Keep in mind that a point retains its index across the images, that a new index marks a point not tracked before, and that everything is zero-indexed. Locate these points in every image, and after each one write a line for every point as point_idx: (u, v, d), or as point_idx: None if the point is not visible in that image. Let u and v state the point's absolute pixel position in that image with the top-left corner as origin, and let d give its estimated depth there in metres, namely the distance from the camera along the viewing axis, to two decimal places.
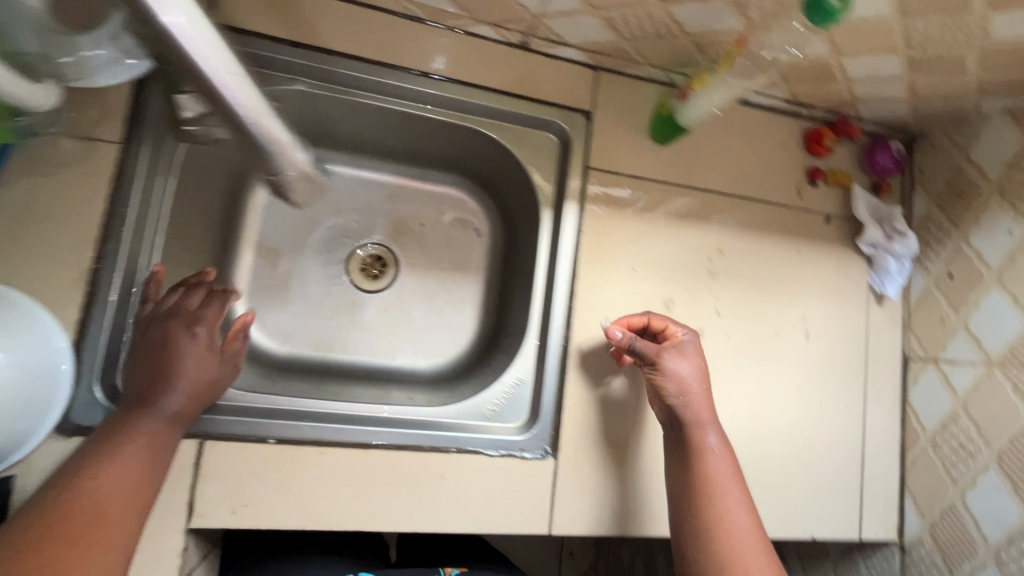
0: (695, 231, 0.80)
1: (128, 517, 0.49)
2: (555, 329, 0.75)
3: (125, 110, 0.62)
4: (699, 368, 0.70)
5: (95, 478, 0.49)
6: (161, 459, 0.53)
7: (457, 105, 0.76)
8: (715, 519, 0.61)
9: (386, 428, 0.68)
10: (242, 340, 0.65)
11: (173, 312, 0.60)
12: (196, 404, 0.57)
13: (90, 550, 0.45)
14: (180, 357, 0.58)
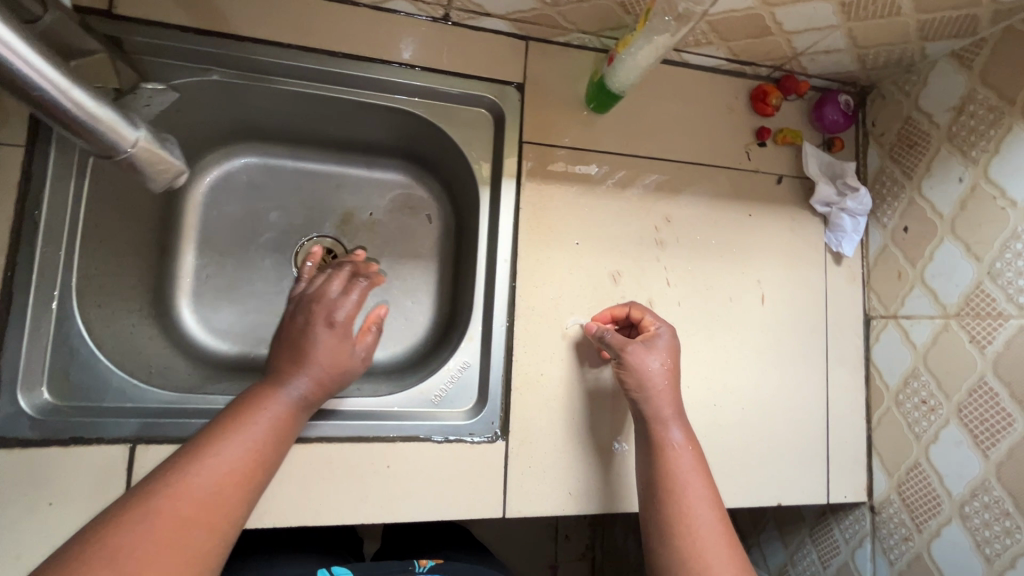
0: (640, 200, 0.78)
1: (237, 502, 0.48)
2: (499, 310, 0.72)
3: (27, 113, 0.61)
4: (666, 365, 0.66)
5: (223, 456, 0.49)
6: (280, 444, 0.54)
7: (382, 87, 0.74)
8: (678, 514, 0.57)
9: (327, 421, 0.66)
10: (375, 333, 0.65)
11: (317, 299, 0.63)
12: (325, 391, 0.59)
13: (203, 530, 0.45)
14: (312, 344, 0.59)
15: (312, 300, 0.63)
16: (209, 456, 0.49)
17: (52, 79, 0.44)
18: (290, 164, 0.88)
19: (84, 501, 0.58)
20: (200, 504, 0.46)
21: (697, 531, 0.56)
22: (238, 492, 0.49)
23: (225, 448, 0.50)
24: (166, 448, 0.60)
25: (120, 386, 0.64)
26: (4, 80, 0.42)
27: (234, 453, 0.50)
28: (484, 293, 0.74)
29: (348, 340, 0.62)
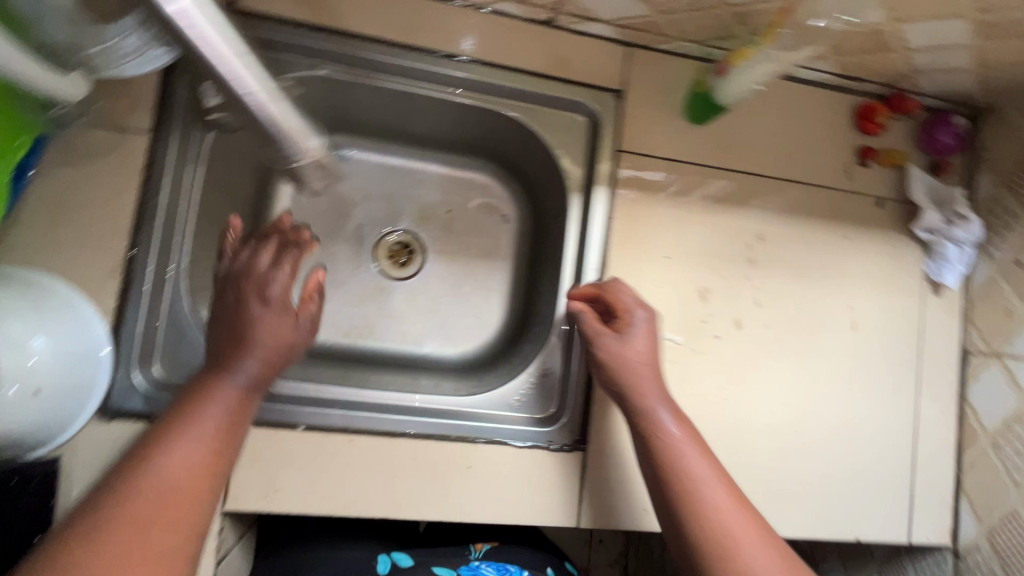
0: (734, 216, 0.76)
1: (202, 489, 0.51)
2: (584, 320, 0.72)
3: (154, 99, 0.63)
4: (648, 338, 0.65)
5: (165, 455, 0.51)
6: (233, 432, 0.55)
7: (483, 88, 0.73)
8: (695, 507, 0.56)
9: (413, 416, 0.69)
10: (316, 302, 0.66)
11: (247, 272, 0.63)
12: (275, 368, 0.59)
13: (159, 527, 0.47)
14: (250, 322, 0.59)
15: (240, 276, 0.63)
16: (155, 455, 0.50)
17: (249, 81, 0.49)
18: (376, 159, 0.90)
19: None
20: (158, 501, 0.48)
21: (717, 519, 0.55)
22: (202, 485, 0.51)
23: (181, 446, 0.51)
24: (266, 432, 0.63)
25: None
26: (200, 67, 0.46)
27: (192, 437, 0.52)
28: (570, 302, 0.74)
29: (290, 313, 0.62)
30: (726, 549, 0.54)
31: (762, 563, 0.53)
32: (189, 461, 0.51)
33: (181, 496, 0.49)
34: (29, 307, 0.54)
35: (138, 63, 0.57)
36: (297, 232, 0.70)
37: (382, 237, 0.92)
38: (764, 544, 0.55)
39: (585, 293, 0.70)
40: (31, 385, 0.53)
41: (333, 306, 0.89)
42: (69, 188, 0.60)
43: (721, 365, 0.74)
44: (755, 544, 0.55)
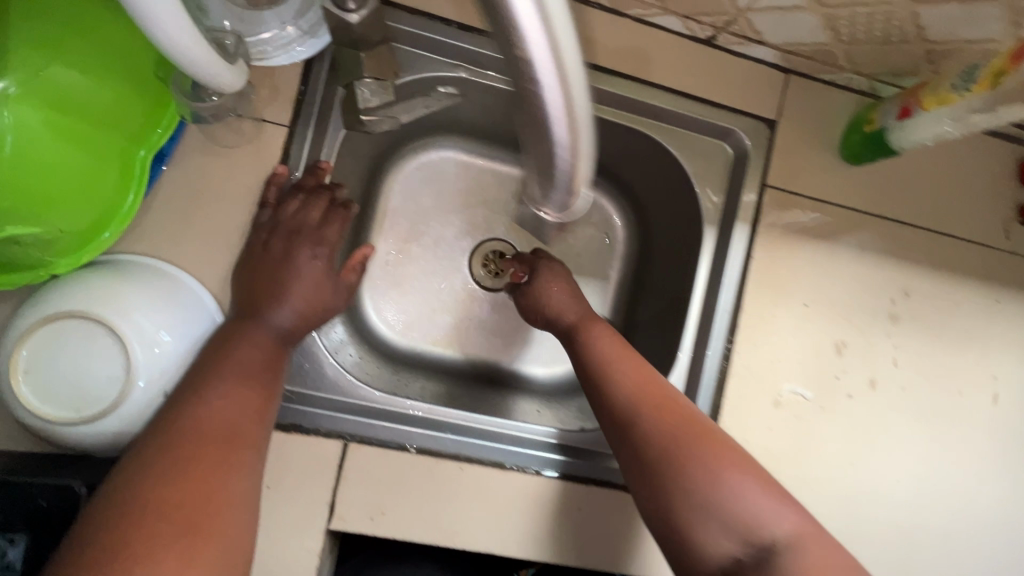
0: (880, 267, 0.70)
1: (253, 431, 0.49)
2: (710, 363, 0.67)
3: (294, 92, 0.58)
4: (569, 290, 0.74)
5: (211, 402, 0.48)
6: (273, 371, 0.52)
7: (633, 105, 0.68)
8: (639, 414, 0.61)
9: (520, 447, 0.66)
10: (359, 274, 0.61)
11: (298, 228, 0.57)
12: (308, 319, 0.56)
13: (231, 475, 0.45)
14: (293, 277, 0.55)
15: (289, 232, 0.56)
16: (204, 398, 0.48)
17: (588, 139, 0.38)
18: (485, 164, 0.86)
19: (298, 490, 0.58)
20: (217, 442, 0.46)
21: (645, 418, 0.60)
22: (254, 425, 0.49)
23: (222, 387, 0.49)
24: (378, 451, 0.61)
25: (334, 378, 0.63)
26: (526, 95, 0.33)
27: (227, 386, 0.49)
28: (693, 341, 0.70)
29: (334, 277, 0.58)
30: (670, 446, 0.58)
31: (706, 454, 0.57)
32: (237, 401, 0.49)
33: (225, 432, 0.47)
34: (154, 294, 0.51)
35: (288, 48, 0.57)
36: (340, 189, 0.63)
37: (478, 245, 0.87)
38: (712, 438, 0.58)
39: (512, 266, 0.83)
40: (160, 382, 0.51)
41: (424, 312, 0.84)
42: (200, 178, 0.56)
43: (850, 427, 0.69)
44: (697, 438, 0.58)
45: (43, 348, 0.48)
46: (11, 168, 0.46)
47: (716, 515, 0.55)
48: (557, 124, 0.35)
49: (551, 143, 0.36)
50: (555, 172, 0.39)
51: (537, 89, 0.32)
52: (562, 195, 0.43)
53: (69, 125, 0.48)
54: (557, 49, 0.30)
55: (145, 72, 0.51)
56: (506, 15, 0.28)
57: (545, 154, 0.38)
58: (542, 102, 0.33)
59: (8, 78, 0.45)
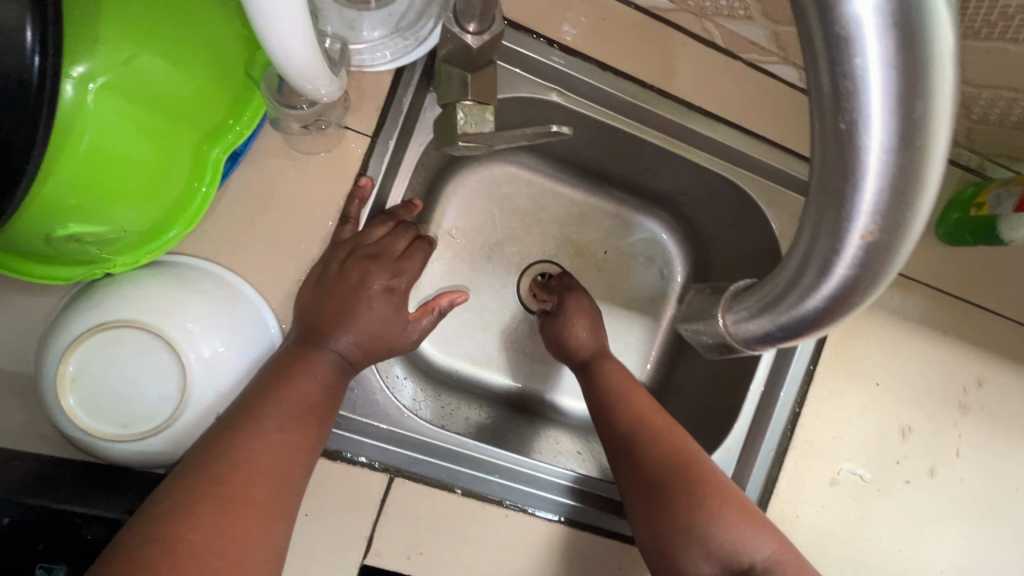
0: (955, 352, 0.68)
1: (298, 473, 0.45)
2: (772, 431, 0.65)
3: (382, 101, 0.54)
4: (591, 325, 0.70)
5: (261, 435, 0.44)
6: (329, 403, 0.48)
7: (724, 151, 0.66)
8: (627, 437, 0.59)
9: (566, 499, 0.62)
10: (431, 317, 0.57)
11: (377, 254, 0.53)
12: (369, 354, 0.52)
13: (274, 521, 0.42)
14: (363, 307, 0.51)
15: (367, 257, 0.52)
16: (252, 428, 0.44)
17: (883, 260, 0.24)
18: (552, 184, 0.80)
19: (336, 519, 0.55)
20: (266, 482, 0.43)
21: (635, 443, 0.59)
22: (300, 465, 0.45)
23: (280, 421, 0.45)
24: (424, 488, 0.58)
25: (385, 406, 0.59)
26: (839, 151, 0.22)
27: (285, 419, 0.45)
28: (755, 406, 0.66)
29: (403, 313, 0.54)
30: (655, 472, 0.56)
31: (692, 481, 0.55)
32: (280, 445, 0.44)
33: (275, 470, 0.43)
34: (212, 306, 0.47)
35: (376, 53, 0.52)
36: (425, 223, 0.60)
37: (531, 266, 0.80)
38: (699, 467, 0.56)
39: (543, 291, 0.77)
40: (212, 404, 0.47)
41: (467, 330, 0.77)
42: (273, 182, 0.52)
43: (905, 515, 0.66)
44: (684, 465, 0.56)
45: (93, 357, 0.44)
46: (82, 162, 0.41)
47: (695, 542, 0.52)
48: (831, 284, 0.25)
49: (806, 288, 0.26)
50: (777, 317, 0.28)
51: (837, 238, 0.23)
52: (756, 337, 0.30)
53: (149, 119, 0.43)
54: (898, 211, 0.22)
55: (236, 68, 0.46)
56: (850, 152, 0.21)
57: (783, 295, 0.27)
58: (832, 256, 0.24)
59: (90, 59, 0.39)
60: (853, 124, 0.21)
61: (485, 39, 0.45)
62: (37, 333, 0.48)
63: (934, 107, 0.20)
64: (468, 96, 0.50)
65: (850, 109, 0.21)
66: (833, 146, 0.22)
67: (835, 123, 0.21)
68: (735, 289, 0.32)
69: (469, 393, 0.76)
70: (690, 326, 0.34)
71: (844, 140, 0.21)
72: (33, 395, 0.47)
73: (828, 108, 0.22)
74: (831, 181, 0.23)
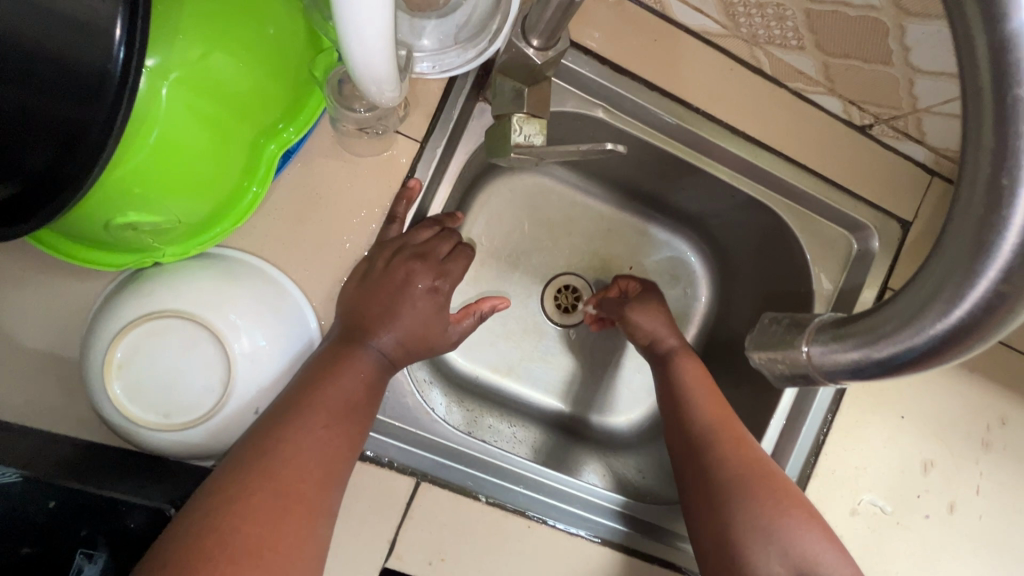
0: (981, 390, 0.68)
1: (338, 473, 0.45)
2: (797, 456, 0.65)
3: (433, 108, 0.55)
4: (670, 317, 0.69)
5: (304, 433, 0.44)
6: (371, 398, 0.49)
7: (762, 176, 0.66)
8: (704, 437, 0.59)
9: (587, 513, 0.62)
10: (472, 320, 0.57)
11: (423, 254, 0.54)
12: (410, 353, 0.52)
13: (316, 522, 0.42)
14: (407, 306, 0.52)
15: (414, 255, 0.53)
16: (299, 423, 0.44)
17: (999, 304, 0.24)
18: (582, 198, 0.81)
19: (362, 521, 0.55)
20: (313, 480, 0.43)
21: (717, 442, 0.58)
22: (340, 465, 0.45)
23: (326, 417, 0.45)
24: (450, 495, 0.57)
25: (414, 409, 0.59)
26: (992, 205, 0.23)
27: (329, 417, 0.45)
28: (779, 431, 0.66)
29: (444, 315, 0.55)
30: (733, 472, 0.55)
31: (773, 487, 0.54)
32: (328, 442, 0.45)
33: (324, 466, 0.44)
34: (257, 301, 0.48)
35: (441, 60, 0.50)
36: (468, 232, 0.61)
37: (557, 277, 0.81)
38: (775, 471, 0.55)
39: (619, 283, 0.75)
40: (253, 398, 0.47)
41: (490, 337, 0.78)
42: (323, 182, 0.53)
43: (922, 548, 0.66)
44: (766, 469, 0.56)
45: (140, 347, 0.44)
46: (149, 154, 0.41)
47: (771, 546, 0.52)
48: (943, 324, 0.26)
49: (916, 325, 0.27)
50: (871, 350, 0.30)
51: (968, 279, 0.24)
52: (844, 368, 0.32)
53: (213, 111, 0.43)
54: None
55: (297, 69, 0.47)
56: (1004, 207, 0.23)
57: (885, 335, 0.29)
58: (956, 298, 0.25)
59: (164, 54, 0.39)
60: (1016, 181, 0.22)
61: (550, 55, 0.46)
62: (83, 317, 0.48)
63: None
64: (524, 109, 0.50)
65: (1011, 164, 0.22)
66: (982, 196, 0.23)
67: (993, 177, 0.23)
68: (820, 323, 0.36)
69: (492, 400, 0.76)
70: (769, 356, 0.40)
71: (1001, 195, 0.23)
72: (75, 379, 0.47)
73: (985, 167, 0.23)
74: (967, 231, 0.24)
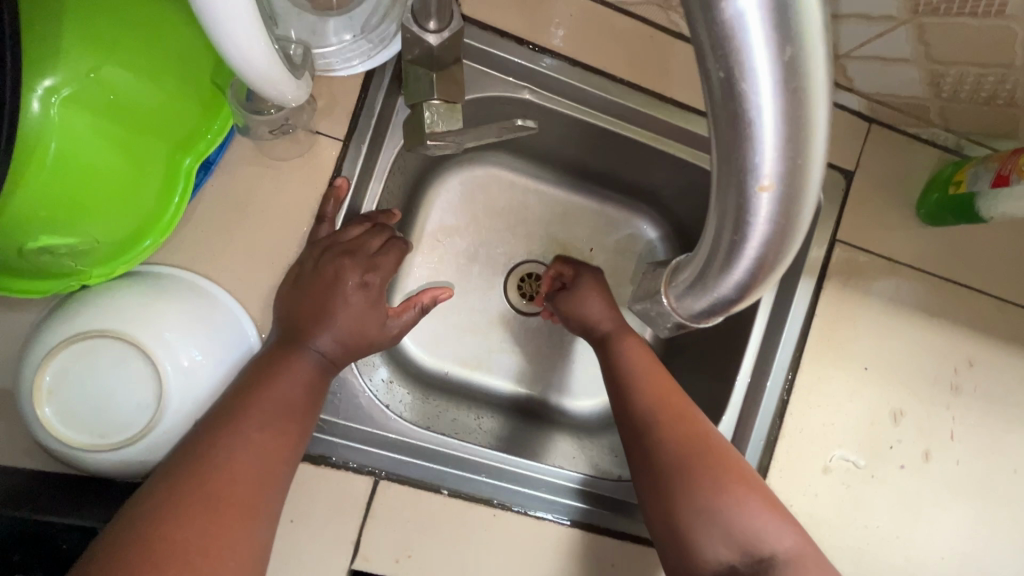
0: (945, 334, 0.67)
1: (278, 473, 0.45)
2: (763, 419, 0.64)
3: (351, 106, 0.55)
4: (602, 300, 0.68)
5: (240, 437, 0.44)
6: (313, 395, 0.49)
7: (699, 142, 0.66)
8: (644, 421, 0.58)
9: (555, 498, 0.61)
10: (414, 312, 0.57)
11: (352, 251, 0.53)
12: (349, 351, 0.52)
13: (256, 521, 0.42)
14: (339, 304, 0.51)
15: (341, 252, 0.53)
16: (234, 429, 0.44)
17: (788, 197, 0.24)
18: (531, 184, 0.80)
19: (323, 525, 0.55)
20: (251, 480, 0.43)
21: (656, 425, 0.57)
22: (280, 464, 0.45)
23: (262, 422, 0.45)
24: (410, 492, 0.57)
25: (368, 409, 0.59)
26: (731, 111, 0.22)
27: (265, 419, 0.45)
28: (743, 396, 0.65)
29: (380, 308, 0.54)
30: (671, 456, 0.55)
31: (708, 468, 0.53)
32: (265, 443, 0.44)
33: (261, 468, 0.44)
34: (186, 314, 0.48)
35: (348, 58, 0.54)
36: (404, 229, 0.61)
37: (514, 266, 0.80)
38: (716, 450, 0.54)
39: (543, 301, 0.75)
40: (191, 411, 0.47)
41: (452, 332, 0.77)
42: (246, 191, 0.53)
43: (900, 500, 0.65)
44: (704, 450, 0.54)
45: (70, 368, 0.45)
46: (51, 175, 0.42)
47: (709, 530, 0.51)
48: (753, 243, 0.25)
49: (729, 254, 0.27)
50: (712, 289, 0.29)
51: (743, 195, 0.24)
52: (698, 309, 0.31)
53: (114, 129, 0.43)
54: (795, 155, 0.23)
55: (203, 76, 0.47)
56: (739, 105, 0.22)
57: (709, 264, 0.28)
58: (743, 213, 0.25)
59: (54, 74, 0.40)
60: (739, 79, 0.21)
61: (447, 37, 0.46)
62: (14, 351, 0.48)
63: (796, 48, 0.20)
64: (435, 95, 0.50)
65: (728, 55, 0.21)
66: (720, 95, 0.22)
67: (714, 79, 0.22)
68: (676, 266, 0.34)
69: (458, 394, 0.76)
70: (645, 306, 0.37)
71: (731, 96, 0.22)
72: (11, 413, 0.47)
73: (711, 70, 0.22)
74: (725, 140, 0.23)
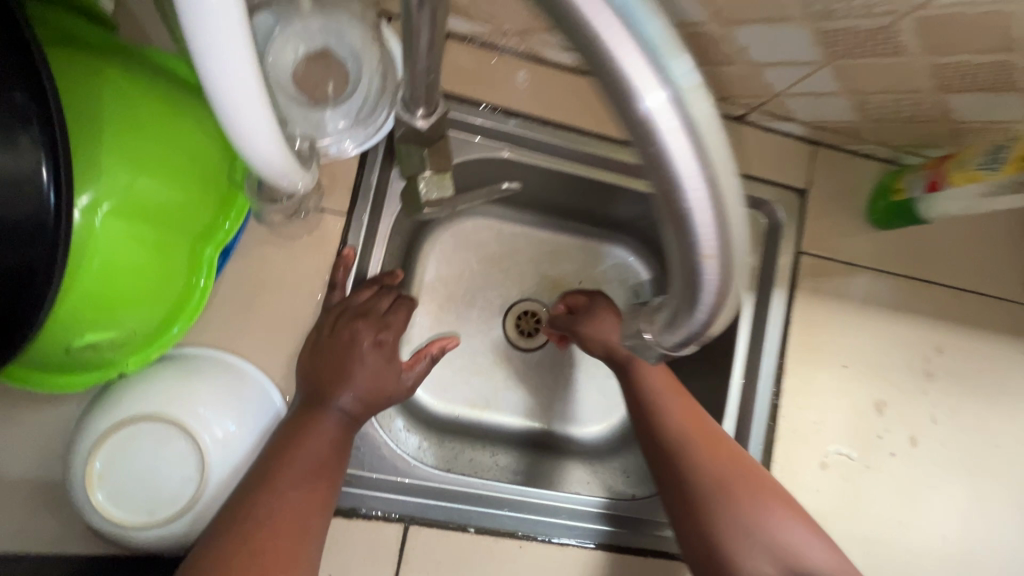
0: (912, 326, 0.73)
1: (313, 528, 0.48)
2: (758, 425, 0.68)
3: (350, 183, 0.61)
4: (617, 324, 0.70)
5: (279, 498, 0.47)
6: (334, 459, 0.51)
7: None
8: (671, 440, 0.62)
9: (572, 521, 0.64)
10: (426, 363, 0.61)
11: (365, 313, 0.58)
12: (369, 408, 0.55)
13: (301, 572, 0.46)
14: (357, 364, 0.55)
15: (355, 316, 0.58)
16: (272, 491, 0.47)
17: (724, 267, 0.27)
18: (517, 229, 0.86)
19: None
20: (290, 534, 0.46)
21: (683, 445, 0.62)
22: (315, 517, 0.48)
23: (299, 482, 0.49)
24: (438, 534, 0.60)
25: (390, 459, 0.62)
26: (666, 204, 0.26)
27: (299, 478, 0.49)
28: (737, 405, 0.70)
29: (394, 364, 0.59)
30: (706, 476, 0.60)
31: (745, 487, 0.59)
32: (302, 499, 0.48)
33: (299, 521, 0.47)
34: (217, 390, 0.52)
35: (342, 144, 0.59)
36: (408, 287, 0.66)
37: (510, 307, 0.85)
38: (747, 468, 0.60)
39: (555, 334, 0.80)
40: (228, 480, 0.51)
41: (459, 376, 0.82)
42: (263, 270, 0.58)
43: (895, 486, 0.69)
44: (733, 468, 0.60)
45: (113, 453, 0.48)
46: (96, 278, 0.46)
47: (749, 545, 0.56)
48: (703, 302, 0.29)
49: (688, 308, 0.30)
50: (678, 334, 0.32)
51: (690, 264, 0.27)
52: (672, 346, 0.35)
53: (146, 230, 0.48)
54: (730, 235, 0.26)
55: (219, 173, 0.53)
56: (676, 199, 0.25)
57: (675, 318, 0.32)
58: (694, 280, 0.28)
59: (94, 189, 0.45)
60: (671, 181, 0.25)
61: (433, 121, 0.51)
62: (58, 443, 0.52)
63: (713, 161, 0.25)
64: (427, 168, 0.57)
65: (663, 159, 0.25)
66: (661, 196, 0.26)
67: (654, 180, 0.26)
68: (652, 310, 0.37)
69: (471, 435, 0.79)
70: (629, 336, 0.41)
71: (668, 192, 0.25)
72: (60, 503, 0.51)
73: (649, 174, 0.26)
74: (669, 222, 0.27)
